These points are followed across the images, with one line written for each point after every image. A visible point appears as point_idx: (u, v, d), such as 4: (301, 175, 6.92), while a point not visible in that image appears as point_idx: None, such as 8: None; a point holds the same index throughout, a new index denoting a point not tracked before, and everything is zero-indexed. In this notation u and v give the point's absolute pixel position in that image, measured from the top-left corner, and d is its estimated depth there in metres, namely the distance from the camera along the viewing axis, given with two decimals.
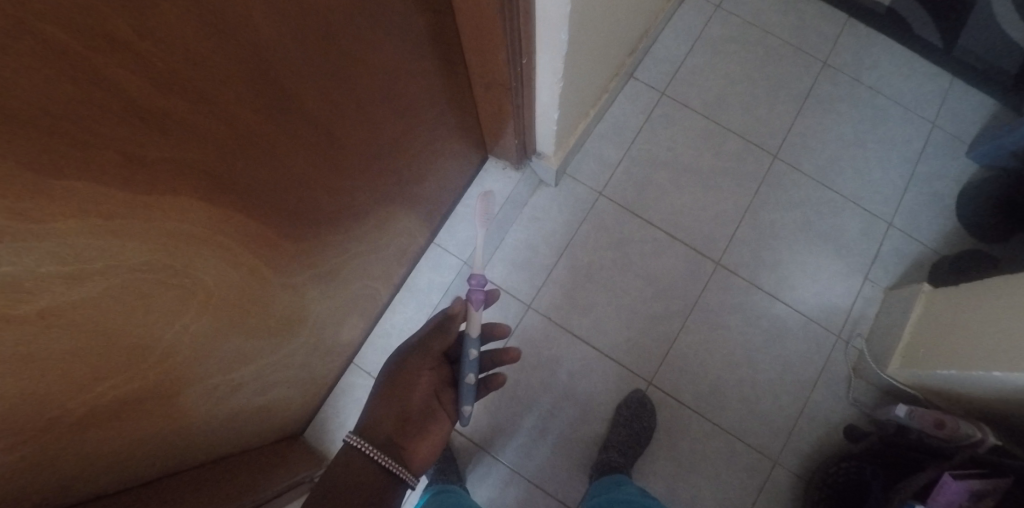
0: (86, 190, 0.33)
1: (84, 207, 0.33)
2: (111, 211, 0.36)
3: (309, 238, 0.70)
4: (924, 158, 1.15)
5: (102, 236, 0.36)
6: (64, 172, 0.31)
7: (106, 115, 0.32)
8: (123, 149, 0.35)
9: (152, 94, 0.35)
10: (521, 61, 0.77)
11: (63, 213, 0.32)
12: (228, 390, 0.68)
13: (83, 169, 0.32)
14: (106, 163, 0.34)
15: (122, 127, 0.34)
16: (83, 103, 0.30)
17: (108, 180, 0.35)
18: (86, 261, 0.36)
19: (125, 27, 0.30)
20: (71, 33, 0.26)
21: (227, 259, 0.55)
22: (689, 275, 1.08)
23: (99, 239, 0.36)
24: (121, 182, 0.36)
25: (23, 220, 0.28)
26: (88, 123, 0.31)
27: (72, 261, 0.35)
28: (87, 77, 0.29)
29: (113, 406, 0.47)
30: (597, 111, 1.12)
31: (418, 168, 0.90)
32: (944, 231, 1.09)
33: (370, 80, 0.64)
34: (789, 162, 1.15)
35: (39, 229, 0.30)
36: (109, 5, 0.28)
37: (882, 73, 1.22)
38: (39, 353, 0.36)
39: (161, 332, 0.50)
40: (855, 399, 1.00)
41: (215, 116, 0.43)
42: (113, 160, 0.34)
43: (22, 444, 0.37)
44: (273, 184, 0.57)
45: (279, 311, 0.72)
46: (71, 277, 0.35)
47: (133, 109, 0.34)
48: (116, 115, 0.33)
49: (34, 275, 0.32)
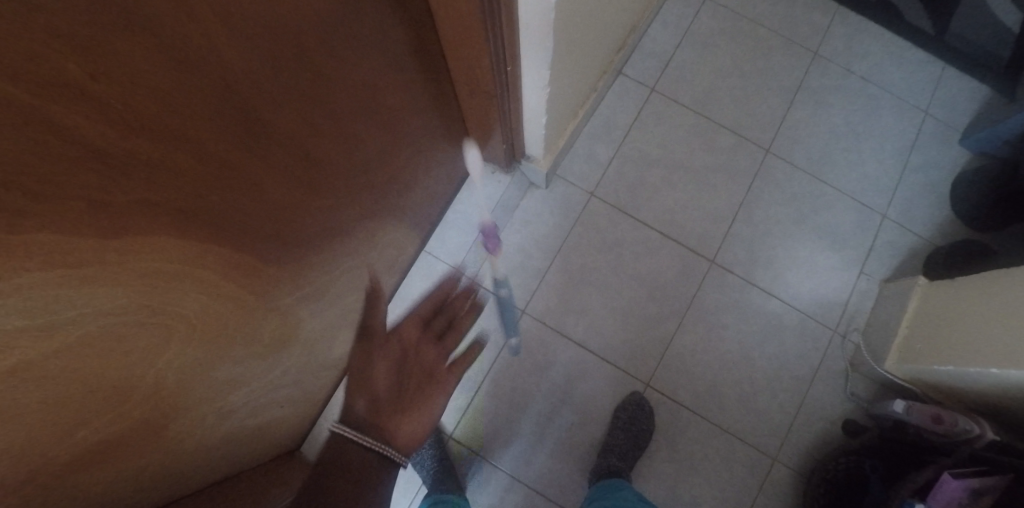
0: (56, 243, 0.31)
1: (54, 261, 0.31)
2: (82, 259, 0.34)
3: (292, 260, 0.67)
4: (917, 147, 1.14)
5: (75, 285, 0.35)
6: (37, 230, 0.29)
7: (71, 167, 0.30)
8: (88, 197, 0.33)
9: (116, 137, 0.33)
10: (507, 68, 0.75)
11: (37, 268, 0.30)
12: (220, 417, 0.66)
13: (53, 226, 0.30)
14: (73, 214, 0.32)
15: (88, 175, 0.32)
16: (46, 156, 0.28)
17: (75, 230, 0.33)
18: (62, 312, 0.34)
19: (78, 71, 0.28)
20: (28, 88, 0.24)
21: (208, 292, 0.53)
22: (683, 274, 1.07)
23: (72, 289, 0.34)
24: (89, 230, 0.34)
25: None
26: (52, 176, 0.29)
27: (45, 315, 0.33)
28: (45, 131, 0.27)
29: (99, 449, 0.46)
30: (586, 110, 1.10)
31: (404, 178, 0.88)
32: (938, 221, 1.09)
33: (347, 95, 0.61)
34: (782, 156, 1.14)
35: (12, 288, 0.28)
36: (59, 49, 0.26)
37: (873, 61, 1.21)
38: (18, 410, 0.34)
39: (144, 370, 0.48)
40: (852, 393, 1.00)
41: (184, 150, 0.41)
42: (78, 209, 0.32)
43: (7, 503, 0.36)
44: (253, 211, 0.55)
45: (268, 334, 0.71)
46: (43, 331, 0.33)
47: (97, 156, 0.32)
48: (80, 164, 0.31)
49: (4, 334, 0.29)
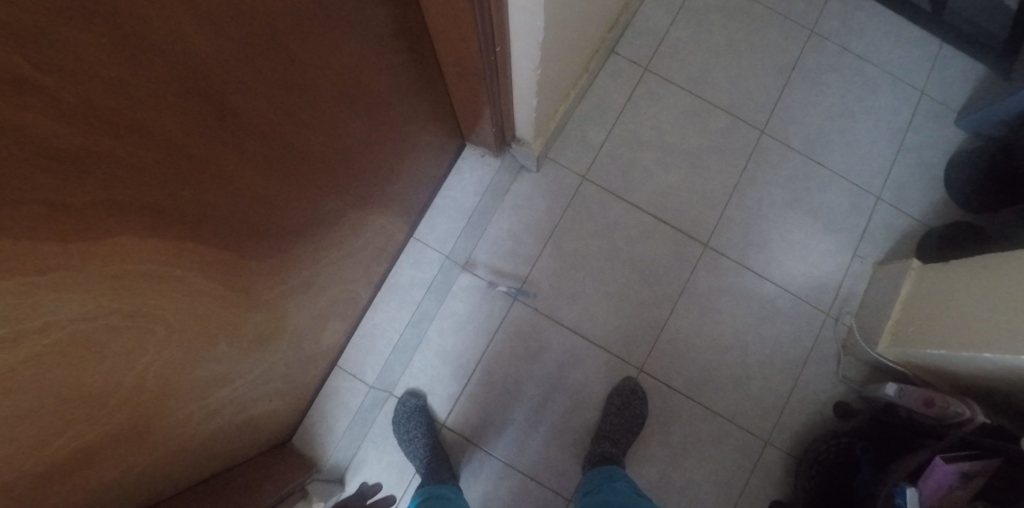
0: (11, 250, 0.29)
1: (11, 269, 0.30)
2: (45, 264, 0.33)
3: (275, 254, 0.65)
4: (913, 127, 1.13)
5: (37, 292, 0.33)
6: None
7: (23, 169, 0.28)
8: (46, 198, 0.30)
9: (74, 136, 0.30)
10: (496, 49, 0.71)
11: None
12: (207, 414, 0.65)
13: (5, 234, 0.28)
14: (29, 218, 0.30)
15: (42, 176, 0.29)
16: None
17: (34, 233, 0.30)
18: (25, 320, 0.33)
19: (31, 67, 0.25)
20: None
21: (187, 291, 0.51)
22: (678, 259, 1.06)
23: (33, 297, 0.33)
24: (49, 233, 0.32)
25: None
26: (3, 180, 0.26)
27: (3, 326, 0.31)
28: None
29: (74, 459, 0.44)
30: (578, 92, 1.06)
31: (390, 165, 0.84)
32: (930, 202, 1.08)
33: (329, 82, 0.58)
34: (777, 137, 1.12)
35: None
36: (11, 44, 0.23)
37: (870, 39, 1.18)
38: None
39: (121, 374, 0.46)
40: (844, 375, 1.01)
41: (153, 146, 0.38)
42: (36, 212, 0.30)
43: None
44: (230, 206, 0.52)
45: (253, 330, 0.68)
46: (7, 341, 0.32)
47: (52, 156, 0.29)
48: (34, 165, 0.28)
49: None
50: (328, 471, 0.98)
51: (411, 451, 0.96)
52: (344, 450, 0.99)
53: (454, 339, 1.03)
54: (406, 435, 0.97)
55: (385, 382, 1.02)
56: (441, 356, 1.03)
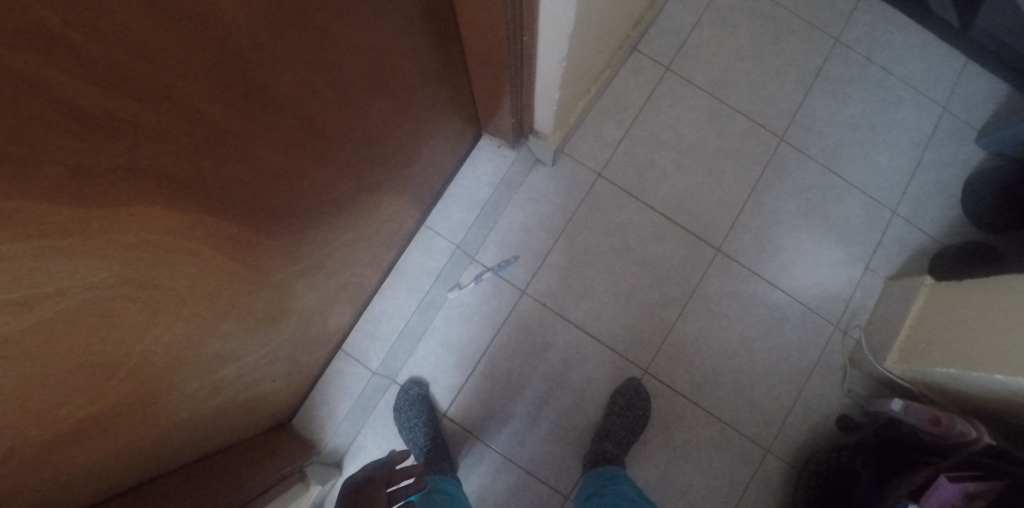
0: (28, 211, 0.28)
1: (26, 230, 0.29)
2: (61, 228, 0.32)
3: (290, 233, 0.64)
4: (933, 143, 1.12)
5: (53, 255, 0.32)
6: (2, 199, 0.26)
7: (43, 127, 0.27)
8: (67, 160, 0.30)
9: (99, 98, 0.29)
10: (523, 38, 0.69)
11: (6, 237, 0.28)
12: (211, 391, 0.64)
13: (24, 192, 0.27)
14: (47, 181, 0.29)
15: (62, 138, 0.29)
16: (16, 114, 0.24)
17: (52, 195, 0.30)
18: (36, 284, 0.32)
19: (59, 23, 0.24)
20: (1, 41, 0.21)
21: (200, 264, 0.50)
22: (689, 261, 1.05)
23: (49, 261, 0.32)
24: (68, 195, 0.31)
25: None
26: (21, 138, 0.25)
27: (18, 290, 0.31)
28: (13, 87, 0.23)
29: (77, 429, 0.44)
30: (599, 87, 1.05)
31: (407, 151, 0.83)
32: (946, 219, 1.07)
33: (356, 61, 0.57)
34: (796, 145, 1.11)
35: None
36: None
37: (895, 52, 1.16)
38: None
39: (129, 345, 0.46)
40: (849, 388, 1.01)
41: (177, 114, 0.37)
42: (56, 173, 0.29)
43: None
44: (249, 181, 0.51)
45: (262, 309, 0.67)
46: (20, 305, 0.31)
47: (76, 117, 0.29)
48: (55, 125, 0.27)
49: None
50: (327, 454, 0.97)
51: (411, 439, 0.96)
52: (343, 434, 0.99)
53: (460, 329, 1.03)
54: (406, 422, 0.97)
55: (388, 369, 1.01)
56: (445, 346, 1.02)
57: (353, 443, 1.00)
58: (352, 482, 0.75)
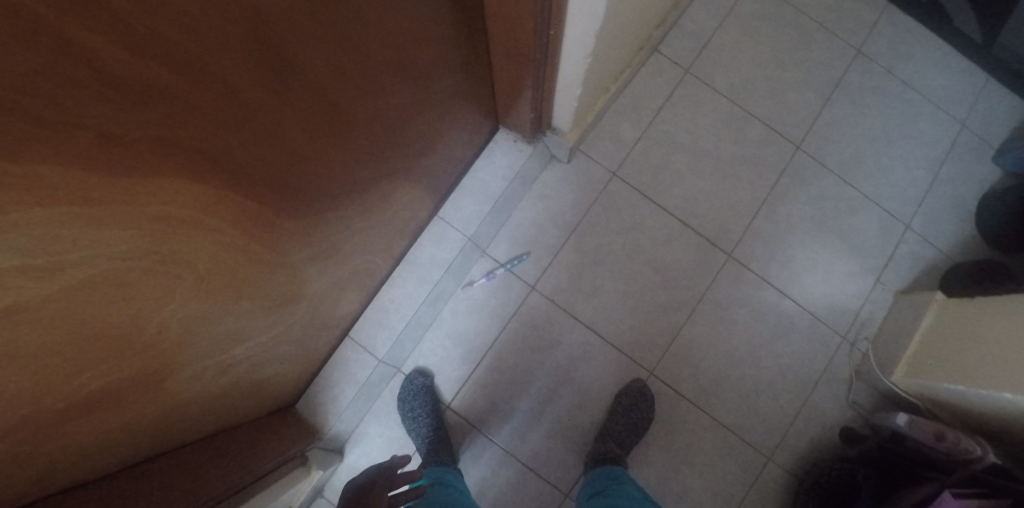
0: (56, 175, 0.28)
1: (52, 195, 0.29)
2: (87, 196, 0.32)
3: (307, 215, 0.63)
4: (950, 160, 1.11)
5: (80, 222, 0.32)
6: (27, 158, 0.25)
7: (74, 88, 0.26)
8: (98, 126, 0.29)
9: (134, 65, 0.29)
10: (550, 32, 0.68)
11: (32, 201, 0.27)
12: (219, 371, 0.64)
13: (52, 154, 0.27)
14: (76, 144, 0.29)
15: (94, 101, 0.28)
16: (49, 74, 0.24)
17: (81, 161, 0.29)
18: (62, 251, 0.32)
19: None
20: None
21: (219, 241, 0.50)
22: (700, 265, 1.05)
23: (75, 230, 0.32)
24: (98, 163, 0.31)
25: None
26: (49, 95, 0.25)
27: (42, 256, 0.30)
28: (49, 44, 0.23)
29: (90, 400, 0.43)
30: (618, 86, 1.04)
31: (425, 140, 0.83)
32: (959, 236, 1.07)
33: (385, 46, 0.56)
34: (812, 154, 1.11)
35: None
36: None
37: (916, 65, 1.16)
38: (6, 351, 0.32)
39: (146, 319, 0.45)
40: (854, 400, 1.01)
41: (209, 87, 0.37)
42: (86, 140, 0.29)
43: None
44: (273, 160, 0.51)
45: (275, 291, 0.67)
46: (42, 272, 0.31)
47: (109, 82, 0.28)
48: (87, 87, 0.27)
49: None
50: (329, 440, 0.97)
51: (414, 429, 0.96)
52: (346, 421, 0.99)
53: (468, 322, 1.02)
54: (410, 412, 0.97)
55: (394, 358, 1.01)
56: (452, 337, 1.02)
57: (354, 430, 1.00)
58: (354, 485, 0.68)
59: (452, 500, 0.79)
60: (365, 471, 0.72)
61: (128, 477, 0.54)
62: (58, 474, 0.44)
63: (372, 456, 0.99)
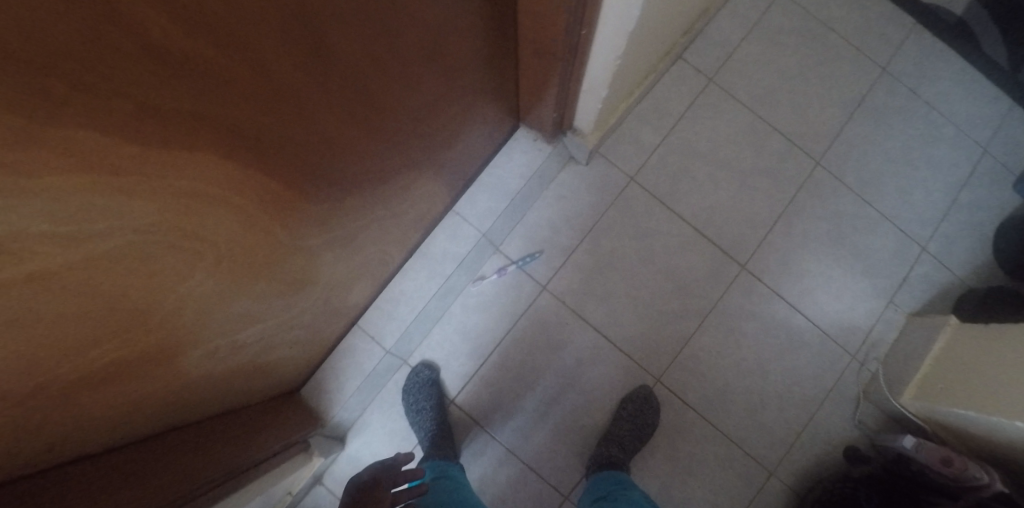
0: (88, 140, 0.28)
1: (84, 161, 0.28)
2: (118, 165, 0.31)
3: (328, 200, 0.63)
4: (970, 184, 1.11)
5: (109, 192, 0.31)
6: (61, 119, 0.25)
7: (111, 53, 0.26)
8: (135, 94, 0.29)
9: (175, 35, 0.29)
10: (581, 31, 0.68)
11: (62, 165, 0.27)
12: (230, 351, 0.63)
13: (86, 118, 0.27)
14: (112, 111, 0.28)
15: (133, 68, 0.28)
16: (88, 35, 0.24)
17: (115, 129, 0.29)
18: (89, 220, 0.31)
19: None
20: None
21: (241, 220, 0.49)
22: (713, 275, 1.05)
23: (103, 198, 0.31)
24: (132, 132, 0.31)
25: (17, 175, 0.24)
26: (84, 57, 0.24)
27: (70, 223, 0.30)
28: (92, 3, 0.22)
29: (104, 373, 0.43)
30: (642, 90, 1.04)
31: (448, 133, 0.82)
32: (975, 261, 1.06)
33: (419, 35, 0.55)
34: (832, 171, 1.10)
35: (28, 181, 0.25)
36: None
37: (941, 88, 1.15)
38: (28, 316, 0.31)
39: (164, 295, 0.45)
40: (859, 420, 1.00)
41: (246, 64, 0.36)
42: (121, 107, 0.29)
43: (12, 407, 0.34)
44: (301, 142, 0.50)
45: (290, 275, 0.66)
46: (69, 239, 0.31)
47: (149, 51, 0.28)
48: (126, 52, 0.27)
49: (26, 234, 0.27)
50: (332, 428, 0.97)
51: (417, 422, 0.96)
52: (349, 410, 0.98)
53: (476, 318, 1.02)
54: (414, 405, 0.97)
55: (401, 350, 1.01)
56: (460, 333, 1.02)
57: (357, 420, 0.99)
58: (356, 481, 0.65)
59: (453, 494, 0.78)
60: (369, 466, 0.70)
61: (134, 452, 0.53)
62: (69, 446, 0.44)
63: (373, 446, 0.99)
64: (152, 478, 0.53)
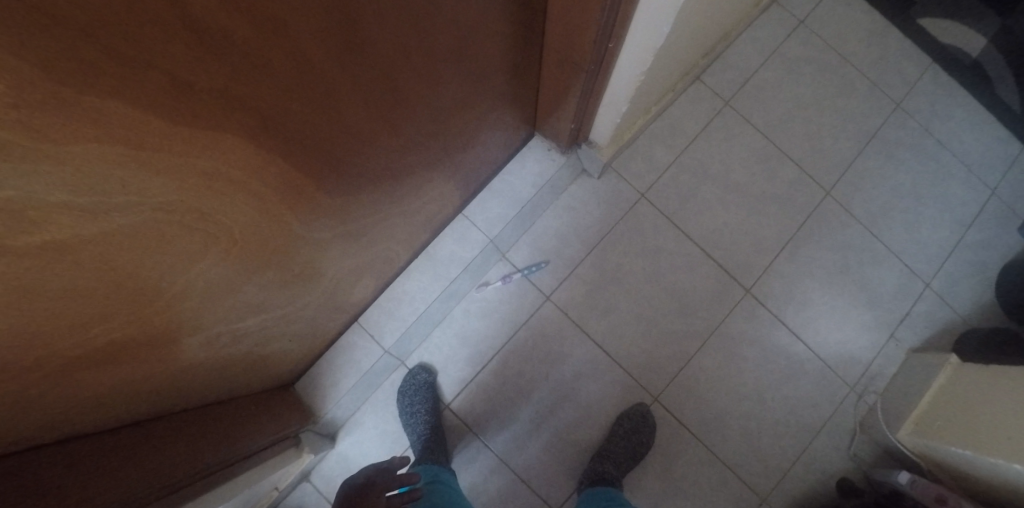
0: (115, 110, 0.27)
1: (109, 131, 0.28)
2: (144, 140, 0.30)
3: (344, 192, 0.62)
4: (976, 225, 1.12)
5: (130, 166, 0.31)
6: (89, 84, 0.24)
7: (149, 22, 0.25)
8: (168, 68, 0.28)
9: (215, 13, 0.28)
10: (609, 45, 0.68)
11: (86, 134, 0.26)
12: (231, 339, 0.62)
13: (115, 87, 0.26)
14: (144, 83, 0.28)
15: (170, 42, 0.27)
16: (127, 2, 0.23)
17: (145, 101, 0.29)
18: (107, 194, 0.31)
19: None
20: None
21: (257, 206, 0.48)
22: (717, 296, 1.05)
23: (125, 171, 0.31)
24: (161, 107, 0.30)
25: (38, 140, 0.23)
26: (121, 24, 0.24)
27: (88, 194, 0.29)
28: None
29: (105, 352, 0.42)
30: (659, 108, 1.04)
31: (466, 135, 0.82)
32: (978, 302, 1.07)
33: (450, 35, 0.55)
34: (841, 202, 1.11)
35: (50, 147, 0.24)
36: None
37: (952, 128, 1.17)
38: (35, 289, 0.30)
39: (173, 277, 0.44)
40: (855, 453, 1.00)
41: (280, 48, 0.36)
42: (153, 80, 0.28)
43: (8, 383, 0.32)
44: (324, 131, 0.50)
45: (298, 265, 0.65)
46: (87, 211, 0.30)
47: (187, 25, 0.27)
48: (165, 23, 0.26)
49: (42, 204, 0.26)
50: (324, 425, 0.95)
51: (410, 425, 0.95)
52: (343, 408, 0.97)
53: (478, 323, 1.01)
54: (409, 407, 0.96)
55: (399, 350, 0.99)
56: (460, 336, 1.01)
57: (349, 418, 0.98)
58: (350, 485, 0.64)
59: (446, 499, 0.77)
60: (361, 469, 0.69)
61: (126, 434, 0.52)
62: (63, 426, 0.42)
63: (364, 445, 0.98)
64: (140, 463, 0.51)
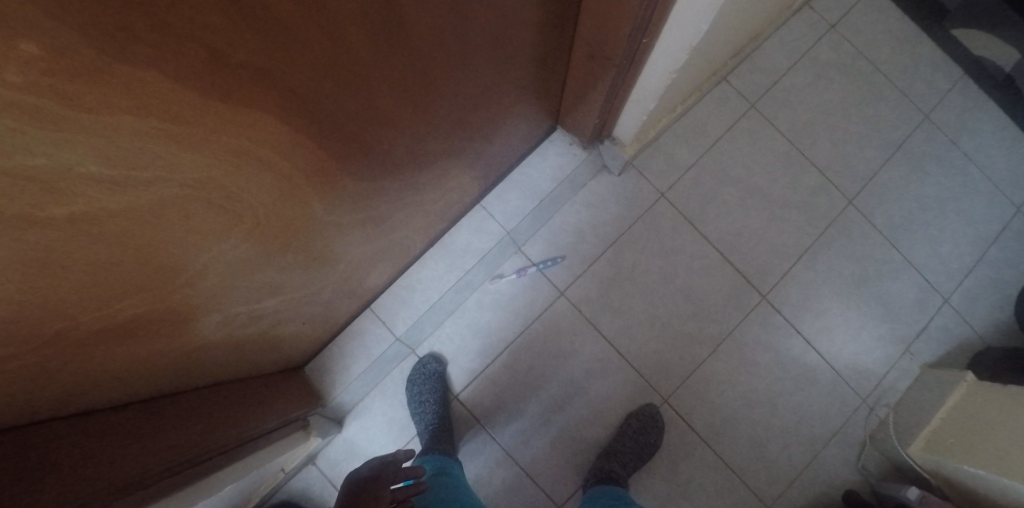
0: (151, 81, 0.26)
1: (144, 102, 0.26)
2: (177, 112, 0.29)
3: (366, 176, 0.61)
4: (999, 242, 1.10)
5: (162, 140, 0.30)
6: (129, 52, 0.23)
7: None
8: (207, 40, 0.27)
9: None
10: (643, 40, 0.66)
11: (120, 104, 0.25)
12: (247, 320, 0.61)
13: (154, 56, 0.25)
14: (184, 55, 0.27)
15: (212, 13, 0.26)
16: None
17: (182, 74, 0.27)
18: (137, 166, 0.29)
19: None
20: None
21: (281, 187, 0.47)
22: (733, 301, 1.03)
23: (156, 145, 0.29)
24: (196, 79, 0.29)
25: (70, 106, 0.22)
26: None
27: (118, 166, 0.28)
28: None
29: (123, 328, 0.41)
30: (684, 107, 1.02)
31: (490, 125, 0.80)
32: (997, 320, 1.05)
33: (486, 22, 0.53)
34: (862, 211, 1.09)
35: (82, 114, 0.23)
36: None
37: (981, 142, 1.14)
38: (58, 262, 0.29)
39: (195, 255, 0.43)
40: (862, 465, 0.99)
41: (317, 25, 0.34)
42: (193, 52, 0.27)
43: (25, 355, 0.32)
44: (353, 113, 0.48)
45: (317, 249, 0.64)
46: (115, 185, 0.29)
47: None
48: None
49: (72, 174, 0.25)
50: (332, 409, 0.95)
51: (418, 413, 0.95)
52: (351, 394, 0.97)
53: (490, 315, 1.01)
54: (417, 396, 0.95)
55: (410, 338, 0.99)
56: (472, 328, 1.00)
57: (355, 403, 0.98)
58: (355, 476, 0.63)
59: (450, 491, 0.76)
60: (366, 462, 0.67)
61: (138, 412, 0.51)
62: (78, 400, 0.42)
63: (371, 432, 0.98)
64: (152, 441, 0.50)
